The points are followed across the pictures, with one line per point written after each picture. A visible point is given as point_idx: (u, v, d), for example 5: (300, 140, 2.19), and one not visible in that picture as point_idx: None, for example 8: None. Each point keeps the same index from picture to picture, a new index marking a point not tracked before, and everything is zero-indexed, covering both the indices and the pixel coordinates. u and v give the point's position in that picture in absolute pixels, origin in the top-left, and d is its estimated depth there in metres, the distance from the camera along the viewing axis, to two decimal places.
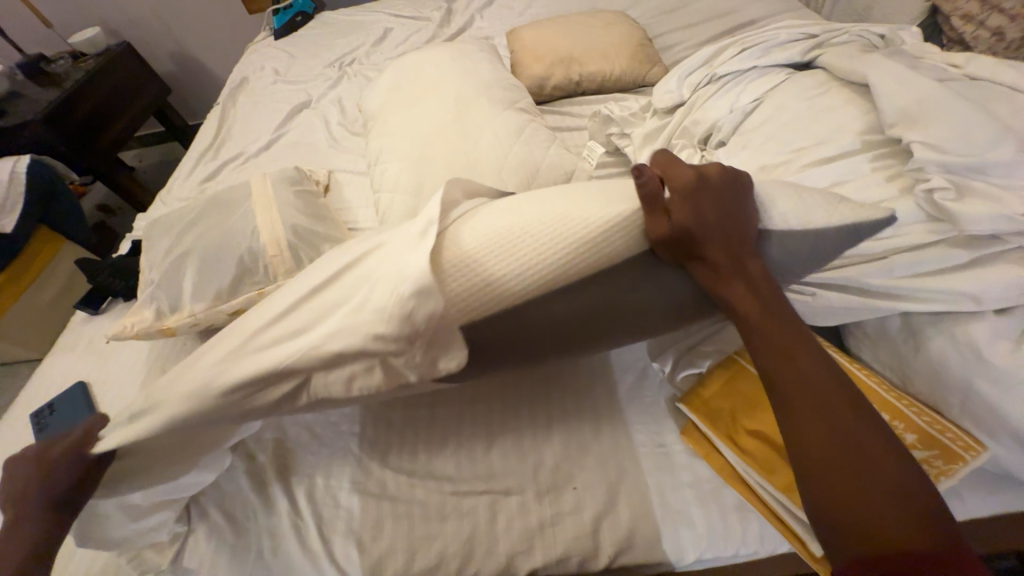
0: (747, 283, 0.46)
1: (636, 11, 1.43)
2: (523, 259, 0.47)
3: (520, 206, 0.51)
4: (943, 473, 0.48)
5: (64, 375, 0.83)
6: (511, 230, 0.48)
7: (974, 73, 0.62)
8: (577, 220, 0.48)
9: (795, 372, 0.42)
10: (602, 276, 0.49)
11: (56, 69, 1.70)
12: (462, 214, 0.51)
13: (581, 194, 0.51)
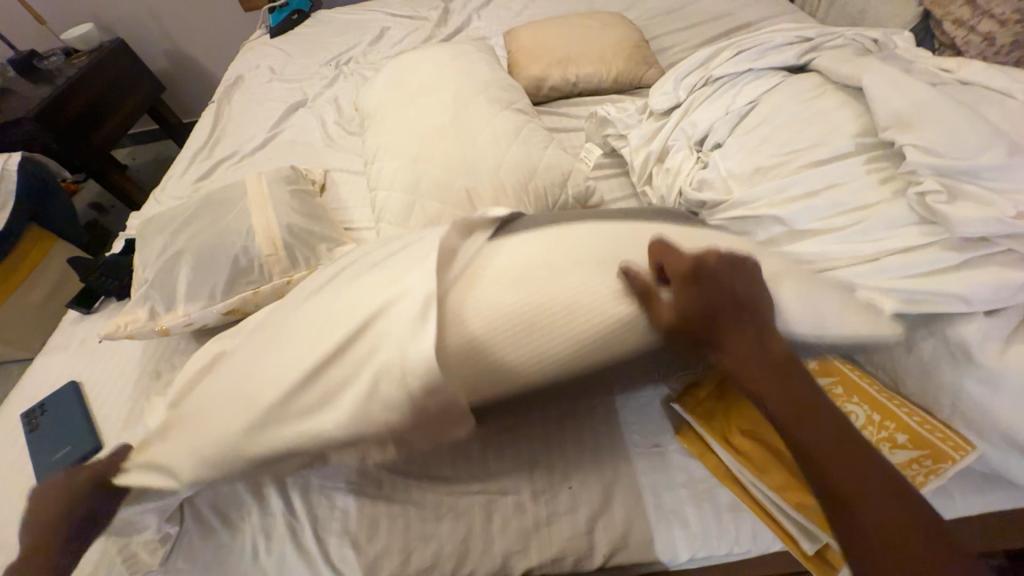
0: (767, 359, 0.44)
1: (632, 13, 1.44)
2: (533, 339, 0.47)
3: (535, 275, 0.50)
4: (932, 474, 0.50)
5: (55, 375, 0.82)
6: (518, 308, 0.48)
7: (965, 78, 0.63)
8: (580, 298, 0.48)
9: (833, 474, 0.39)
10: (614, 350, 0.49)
11: (48, 65, 1.68)
12: (474, 280, 0.51)
13: (597, 261, 0.51)
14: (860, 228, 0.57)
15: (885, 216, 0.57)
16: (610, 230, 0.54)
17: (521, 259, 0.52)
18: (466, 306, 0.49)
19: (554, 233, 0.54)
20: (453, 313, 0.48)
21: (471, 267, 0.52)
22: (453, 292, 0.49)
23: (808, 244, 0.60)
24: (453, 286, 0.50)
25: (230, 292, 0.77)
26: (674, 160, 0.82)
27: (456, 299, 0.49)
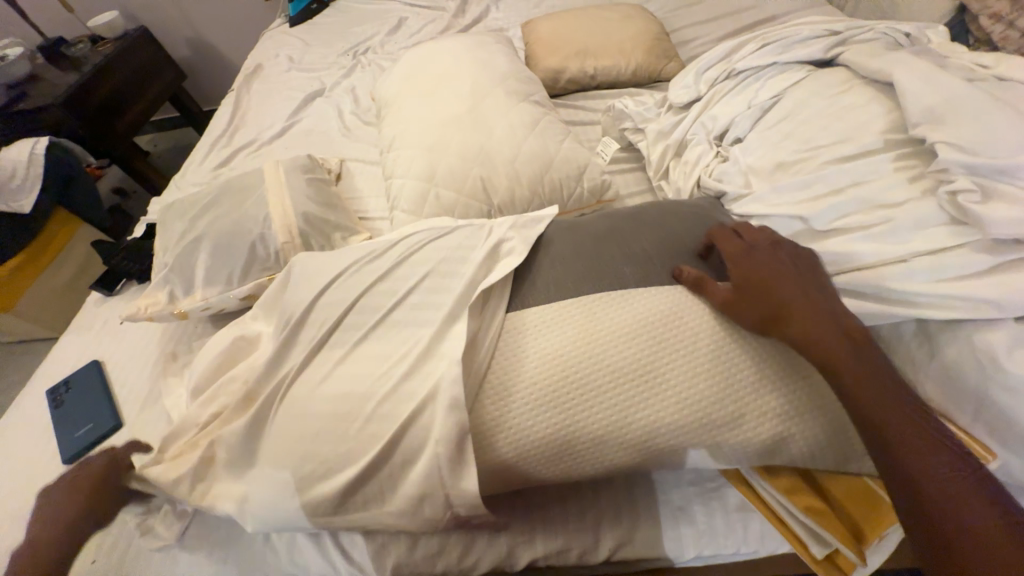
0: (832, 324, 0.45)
1: (654, 4, 1.41)
2: (567, 399, 0.49)
3: (561, 381, 0.50)
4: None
5: (78, 354, 0.85)
6: (555, 367, 0.51)
7: (1003, 74, 0.60)
8: (617, 354, 0.50)
9: (889, 435, 0.41)
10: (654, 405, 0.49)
11: (75, 52, 1.72)
12: (497, 387, 0.51)
13: (624, 364, 0.50)
14: (887, 228, 0.55)
15: (912, 217, 0.55)
16: (634, 317, 0.53)
17: (545, 362, 0.51)
18: (493, 427, 0.50)
19: (576, 323, 0.53)
20: (493, 374, 0.52)
21: (502, 330, 0.55)
22: (477, 407, 0.50)
23: (829, 244, 0.59)
24: (490, 349, 0.53)
25: (247, 277, 0.78)
26: (692, 155, 0.81)
27: (482, 416, 0.50)
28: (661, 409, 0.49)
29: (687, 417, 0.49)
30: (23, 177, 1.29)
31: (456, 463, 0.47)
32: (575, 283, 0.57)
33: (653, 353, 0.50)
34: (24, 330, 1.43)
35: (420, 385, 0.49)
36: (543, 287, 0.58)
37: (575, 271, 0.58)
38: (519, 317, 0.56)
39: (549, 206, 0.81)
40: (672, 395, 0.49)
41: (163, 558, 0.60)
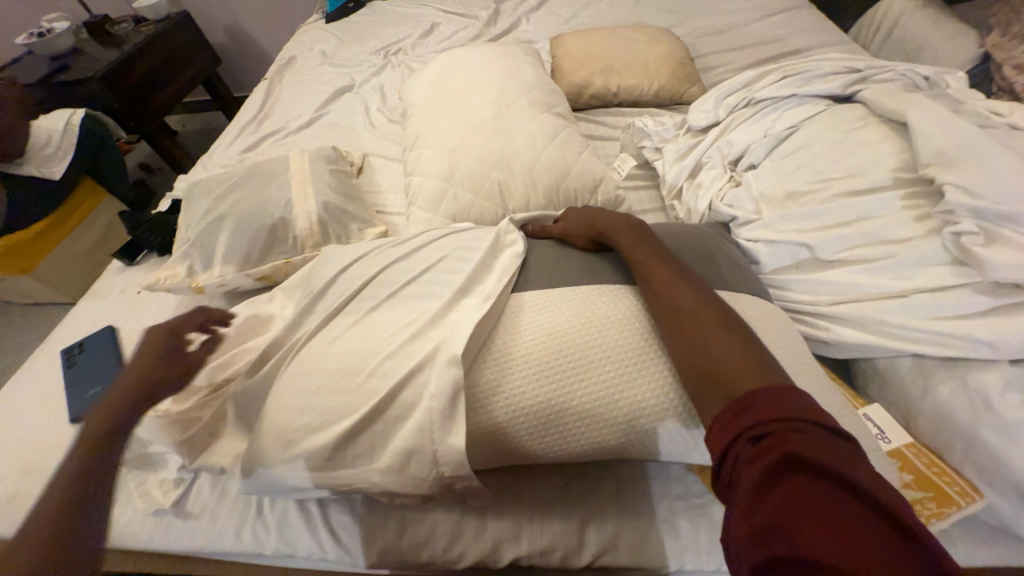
0: (632, 237, 0.57)
1: (681, 29, 1.44)
2: (555, 366, 0.51)
3: (552, 354, 0.51)
4: (935, 516, 0.48)
5: (94, 319, 0.87)
6: (547, 337, 0.53)
7: (1016, 123, 0.62)
8: (605, 328, 0.52)
9: (668, 298, 0.47)
10: (642, 381, 0.50)
11: (118, 30, 1.79)
12: (491, 357, 0.53)
13: (613, 344, 0.51)
14: (889, 263, 0.57)
15: (916, 254, 0.56)
16: (623, 303, 0.54)
17: (537, 337, 0.53)
18: (484, 390, 0.51)
19: (569, 304, 0.55)
20: (488, 343, 0.54)
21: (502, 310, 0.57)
22: (472, 372, 0.52)
23: (832, 274, 0.61)
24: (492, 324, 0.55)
25: (265, 258, 0.81)
26: (706, 177, 0.83)
27: (476, 382, 0.51)
28: (646, 390, 0.49)
29: (671, 400, 0.49)
30: (57, 145, 1.34)
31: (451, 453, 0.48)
32: (549, 267, 0.62)
33: (641, 329, 0.52)
34: (41, 293, 1.47)
35: (421, 369, 0.51)
36: (537, 277, 0.60)
37: (561, 263, 0.62)
38: (516, 297, 0.58)
39: None
40: (658, 379, 0.50)
41: (155, 521, 0.62)
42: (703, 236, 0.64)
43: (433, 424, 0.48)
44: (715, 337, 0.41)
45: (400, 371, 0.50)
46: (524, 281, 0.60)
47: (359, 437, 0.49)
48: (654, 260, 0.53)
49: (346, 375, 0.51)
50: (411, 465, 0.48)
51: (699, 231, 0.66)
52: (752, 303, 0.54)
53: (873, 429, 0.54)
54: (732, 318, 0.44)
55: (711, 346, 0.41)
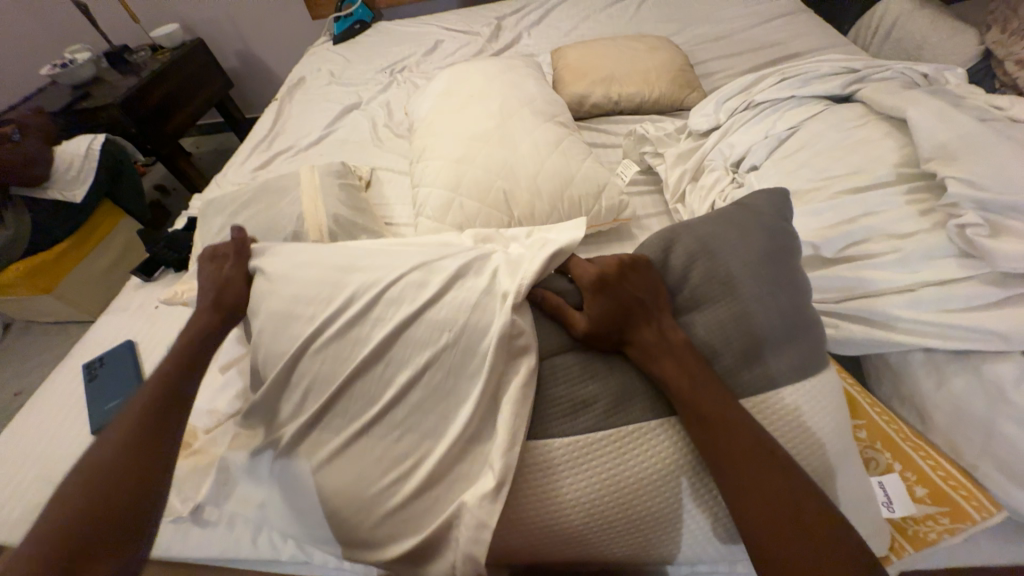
0: (675, 356, 0.49)
1: (680, 38, 1.47)
2: (585, 530, 0.47)
3: (597, 524, 0.47)
4: (947, 532, 0.48)
5: (114, 334, 0.90)
6: (577, 503, 0.47)
7: (1017, 115, 0.61)
8: (639, 487, 0.47)
9: (736, 465, 0.43)
10: (668, 531, 0.48)
11: (136, 59, 1.86)
12: (530, 529, 0.47)
13: (659, 501, 0.47)
14: (897, 257, 0.57)
15: (922, 248, 0.56)
16: (667, 452, 0.47)
17: (578, 510, 0.46)
18: (513, 548, 0.48)
19: (611, 458, 0.47)
20: (512, 511, 0.47)
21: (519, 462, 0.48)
22: (508, 541, 0.48)
23: (839, 270, 0.60)
24: (512, 483, 0.47)
25: None
26: (708, 180, 0.83)
27: (505, 542, 0.48)
28: (688, 534, 0.49)
29: (711, 538, 0.49)
30: (80, 169, 1.39)
31: (461, 457, 0.48)
32: (574, 392, 0.50)
33: (675, 481, 0.47)
34: (62, 312, 1.51)
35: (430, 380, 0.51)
36: (557, 409, 0.50)
37: (587, 386, 0.50)
38: (543, 451, 0.48)
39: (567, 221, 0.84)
40: (701, 521, 0.48)
41: (173, 529, 0.63)
42: (760, 312, 0.51)
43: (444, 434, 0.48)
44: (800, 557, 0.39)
45: (405, 382, 0.50)
46: (539, 413, 0.50)
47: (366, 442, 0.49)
48: (710, 405, 0.45)
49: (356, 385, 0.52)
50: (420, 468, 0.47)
51: (752, 298, 0.51)
52: (794, 385, 0.49)
53: (879, 497, 0.51)
54: (825, 521, 0.40)
55: (789, 535, 0.40)
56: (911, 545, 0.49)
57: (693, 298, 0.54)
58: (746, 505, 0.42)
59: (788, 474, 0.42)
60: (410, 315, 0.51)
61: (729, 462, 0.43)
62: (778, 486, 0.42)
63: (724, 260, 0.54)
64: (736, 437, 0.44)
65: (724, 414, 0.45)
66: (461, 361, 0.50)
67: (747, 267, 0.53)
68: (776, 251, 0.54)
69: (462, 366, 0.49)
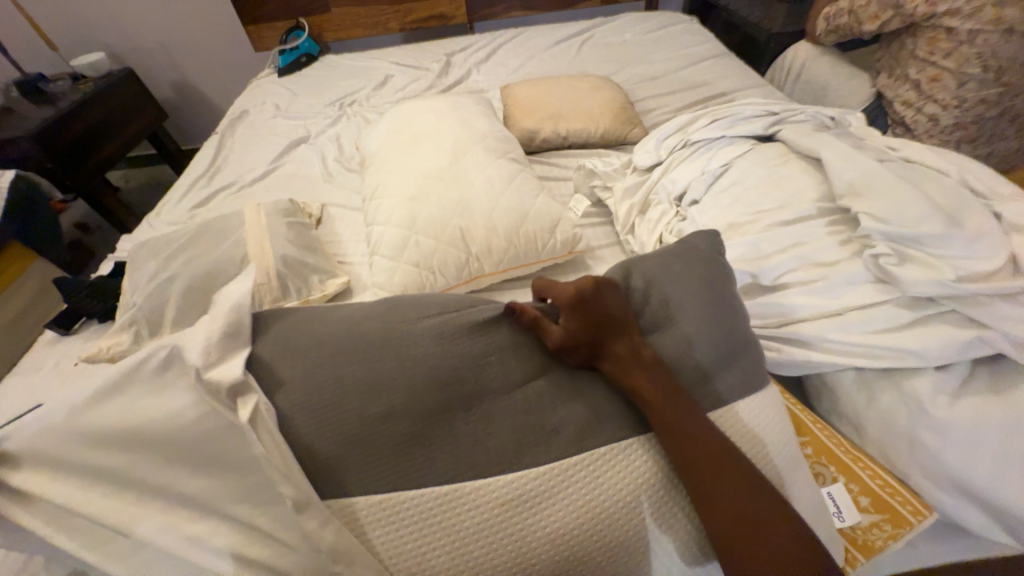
0: (643, 369, 0.51)
1: (619, 77, 1.57)
2: (553, 568, 0.46)
3: (565, 559, 0.46)
4: (891, 538, 0.51)
5: (23, 399, 0.79)
6: (545, 539, 0.46)
7: (909, 156, 0.70)
8: (607, 516, 0.47)
9: (702, 471, 0.45)
10: (636, 560, 0.48)
11: (53, 88, 1.72)
12: (496, 571, 0.45)
13: (625, 526, 0.47)
14: (824, 285, 0.62)
15: (845, 275, 0.62)
16: (635, 477, 0.48)
17: (548, 545, 0.46)
18: None
19: (579, 484, 0.47)
20: (478, 554, 0.45)
21: (486, 501, 0.46)
22: None
23: (774, 297, 0.66)
24: (479, 524, 0.45)
25: None
26: (654, 213, 0.88)
27: None
28: (655, 563, 0.49)
29: (680, 565, 0.49)
30: None
31: (421, 509, 0.46)
32: (545, 418, 0.50)
33: (643, 506, 0.48)
34: None
35: (382, 431, 0.48)
36: (527, 440, 0.49)
37: (559, 413, 0.50)
38: (512, 487, 0.46)
39: (523, 255, 0.86)
40: (667, 545, 0.49)
41: None
42: (699, 338, 0.54)
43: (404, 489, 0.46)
44: (781, 554, 0.41)
45: (356, 437, 0.47)
46: (509, 450, 0.48)
47: (316, 509, 0.43)
48: (675, 416, 0.47)
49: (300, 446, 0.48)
50: (363, 538, 0.45)
51: (693, 322, 0.55)
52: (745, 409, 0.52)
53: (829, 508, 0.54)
54: (790, 518, 0.44)
55: (753, 536, 0.42)
56: (862, 554, 0.52)
57: (654, 319, 0.56)
58: (715, 509, 0.44)
59: (746, 476, 0.45)
60: (365, 365, 0.51)
61: (695, 469, 0.45)
62: (740, 488, 0.44)
63: (678, 284, 0.57)
64: (701, 446, 0.46)
65: (688, 423, 0.47)
66: (417, 411, 0.49)
67: (687, 294, 0.57)
68: (718, 274, 0.59)
69: (420, 413, 0.49)
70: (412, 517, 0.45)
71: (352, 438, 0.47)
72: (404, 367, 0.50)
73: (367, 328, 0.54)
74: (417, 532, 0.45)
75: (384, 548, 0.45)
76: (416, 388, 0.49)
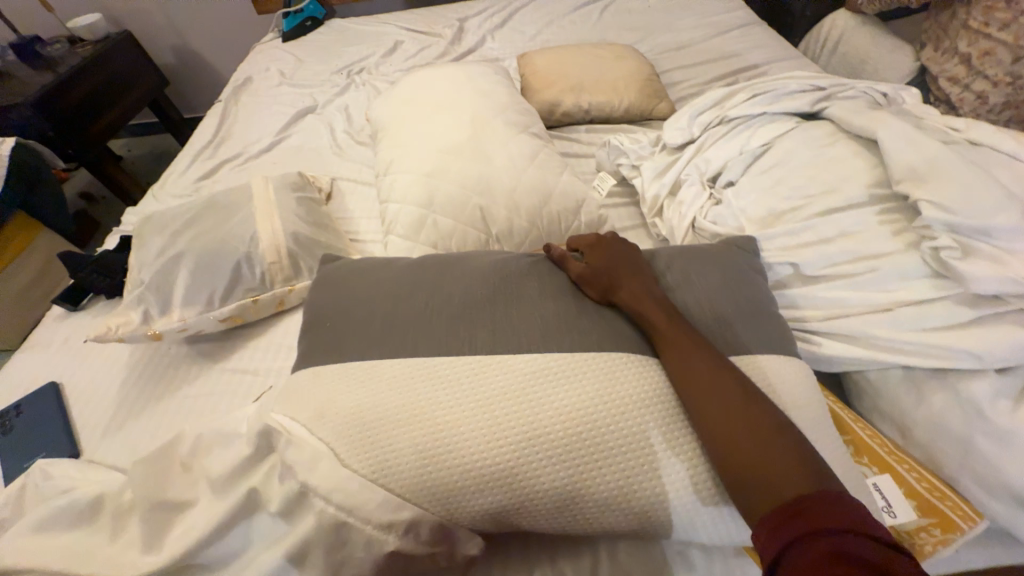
0: (654, 298, 0.51)
1: (643, 46, 1.48)
2: (551, 439, 0.44)
3: (567, 431, 0.44)
4: (941, 543, 0.48)
5: (33, 376, 0.78)
6: (547, 403, 0.45)
7: (975, 138, 0.64)
8: (615, 399, 0.45)
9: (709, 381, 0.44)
10: (645, 466, 0.44)
11: (51, 52, 1.66)
12: (490, 425, 0.45)
13: (637, 420, 0.45)
14: (874, 278, 0.58)
15: (899, 268, 0.58)
16: (650, 381, 0.47)
17: (549, 410, 0.45)
18: (468, 452, 0.44)
19: (591, 371, 0.47)
20: (478, 405, 0.46)
21: (494, 365, 0.48)
22: (465, 444, 0.44)
23: (819, 290, 0.62)
24: (485, 383, 0.47)
25: (229, 299, 0.75)
26: (687, 194, 0.82)
27: (458, 444, 0.44)
28: (669, 477, 0.44)
29: (698, 491, 0.44)
30: None
31: (436, 372, 0.48)
32: (568, 323, 0.51)
33: (656, 404, 0.45)
34: None
35: (415, 331, 0.52)
36: (542, 334, 0.50)
37: (580, 323, 0.51)
38: (522, 358, 0.48)
39: (546, 237, 0.81)
40: (687, 466, 0.44)
41: None
42: (733, 326, 0.52)
43: (424, 368, 0.49)
44: (783, 462, 0.38)
45: (393, 340, 0.52)
46: (526, 333, 0.50)
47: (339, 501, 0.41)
48: (680, 333, 0.48)
49: (347, 354, 0.52)
50: (374, 393, 0.48)
51: (733, 312, 0.53)
52: (797, 406, 0.48)
53: (879, 502, 0.50)
54: (789, 431, 0.40)
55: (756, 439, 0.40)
56: None
57: (695, 306, 0.53)
58: (717, 416, 0.42)
59: (751, 394, 0.43)
60: (411, 283, 0.57)
61: (696, 378, 0.44)
62: (743, 402, 0.42)
63: (694, 249, 0.60)
64: (704, 359, 0.45)
65: (693, 342, 0.47)
66: (449, 314, 0.53)
67: (715, 271, 0.57)
68: (734, 237, 0.65)
69: (453, 312, 0.53)
70: (425, 371, 0.48)
71: (388, 332, 0.52)
72: (443, 280, 0.57)
73: (418, 261, 0.62)
74: (425, 384, 0.47)
75: (390, 404, 0.47)
76: (452, 293, 0.55)
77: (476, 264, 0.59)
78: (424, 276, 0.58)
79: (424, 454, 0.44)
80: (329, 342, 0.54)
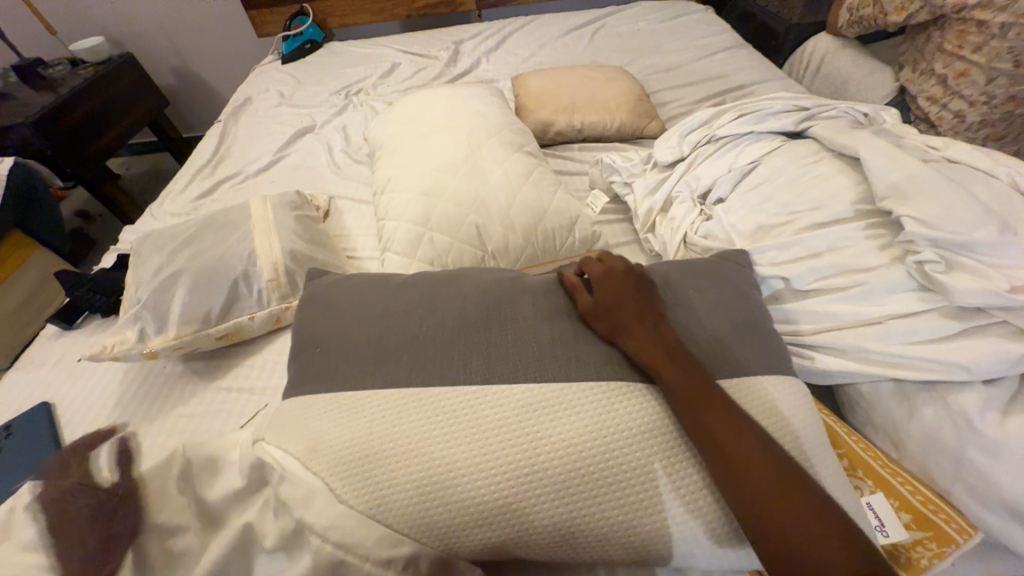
0: (658, 340, 0.50)
1: (633, 67, 1.53)
2: (551, 470, 0.44)
3: (566, 462, 0.44)
4: (937, 557, 0.48)
5: (26, 396, 0.77)
6: (547, 434, 0.46)
7: (953, 156, 0.67)
8: (613, 428, 0.46)
9: (714, 429, 0.44)
10: (643, 495, 0.44)
11: (52, 73, 1.68)
12: (489, 456, 0.45)
13: (635, 448, 0.45)
14: (862, 292, 0.60)
15: (886, 282, 0.59)
16: (647, 409, 0.47)
17: (548, 440, 0.45)
18: (469, 484, 0.44)
19: (588, 399, 0.47)
20: (478, 435, 0.46)
21: (494, 393, 0.48)
22: (465, 475, 0.44)
23: (809, 305, 0.63)
24: (484, 413, 0.47)
25: (225, 317, 0.75)
26: (678, 211, 0.84)
27: (459, 476, 0.45)
28: (667, 506, 0.44)
29: (696, 519, 0.44)
30: None
31: (434, 401, 0.48)
32: (564, 350, 0.51)
33: (654, 433, 0.46)
34: None
35: (410, 358, 0.52)
36: (539, 363, 0.50)
37: (575, 349, 0.51)
38: (521, 386, 0.49)
39: (541, 254, 0.83)
40: (683, 495, 0.44)
41: None
42: (727, 342, 0.52)
43: (421, 396, 0.49)
44: (784, 509, 0.40)
45: (388, 366, 0.52)
46: (523, 362, 0.51)
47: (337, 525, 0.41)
48: (683, 374, 0.47)
49: (343, 380, 0.52)
50: (373, 423, 0.48)
51: (725, 327, 0.54)
52: (790, 420, 0.49)
53: (872, 521, 0.51)
54: (787, 474, 0.42)
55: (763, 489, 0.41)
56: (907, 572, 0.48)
57: (689, 322, 0.54)
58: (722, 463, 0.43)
59: (751, 435, 0.44)
60: (407, 307, 0.57)
61: (697, 421, 0.45)
62: (745, 446, 0.43)
63: (695, 269, 0.60)
64: (705, 400, 0.46)
65: (694, 388, 0.46)
66: (445, 340, 0.53)
67: (709, 288, 0.57)
68: (731, 255, 0.65)
69: (449, 339, 0.53)
70: (423, 401, 0.49)
71: (383, 361, 0.52)
72: (440, 304, 0.57)
73: (416, 281, 0.62)
74: (425, 414, 0.48)
75: (389, 434, 0.47)
76: (448, 317, 0.55)
77: (473, 286, 0.59)
78: (421, 298, 0.58)
79: (424, 485, 0.44)
80: (325, 366, 0.54)
